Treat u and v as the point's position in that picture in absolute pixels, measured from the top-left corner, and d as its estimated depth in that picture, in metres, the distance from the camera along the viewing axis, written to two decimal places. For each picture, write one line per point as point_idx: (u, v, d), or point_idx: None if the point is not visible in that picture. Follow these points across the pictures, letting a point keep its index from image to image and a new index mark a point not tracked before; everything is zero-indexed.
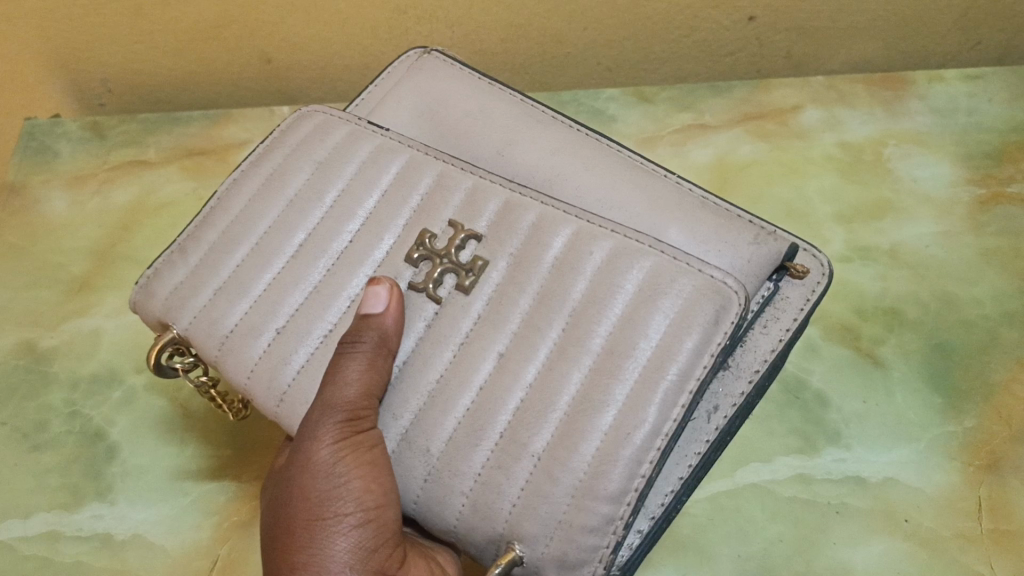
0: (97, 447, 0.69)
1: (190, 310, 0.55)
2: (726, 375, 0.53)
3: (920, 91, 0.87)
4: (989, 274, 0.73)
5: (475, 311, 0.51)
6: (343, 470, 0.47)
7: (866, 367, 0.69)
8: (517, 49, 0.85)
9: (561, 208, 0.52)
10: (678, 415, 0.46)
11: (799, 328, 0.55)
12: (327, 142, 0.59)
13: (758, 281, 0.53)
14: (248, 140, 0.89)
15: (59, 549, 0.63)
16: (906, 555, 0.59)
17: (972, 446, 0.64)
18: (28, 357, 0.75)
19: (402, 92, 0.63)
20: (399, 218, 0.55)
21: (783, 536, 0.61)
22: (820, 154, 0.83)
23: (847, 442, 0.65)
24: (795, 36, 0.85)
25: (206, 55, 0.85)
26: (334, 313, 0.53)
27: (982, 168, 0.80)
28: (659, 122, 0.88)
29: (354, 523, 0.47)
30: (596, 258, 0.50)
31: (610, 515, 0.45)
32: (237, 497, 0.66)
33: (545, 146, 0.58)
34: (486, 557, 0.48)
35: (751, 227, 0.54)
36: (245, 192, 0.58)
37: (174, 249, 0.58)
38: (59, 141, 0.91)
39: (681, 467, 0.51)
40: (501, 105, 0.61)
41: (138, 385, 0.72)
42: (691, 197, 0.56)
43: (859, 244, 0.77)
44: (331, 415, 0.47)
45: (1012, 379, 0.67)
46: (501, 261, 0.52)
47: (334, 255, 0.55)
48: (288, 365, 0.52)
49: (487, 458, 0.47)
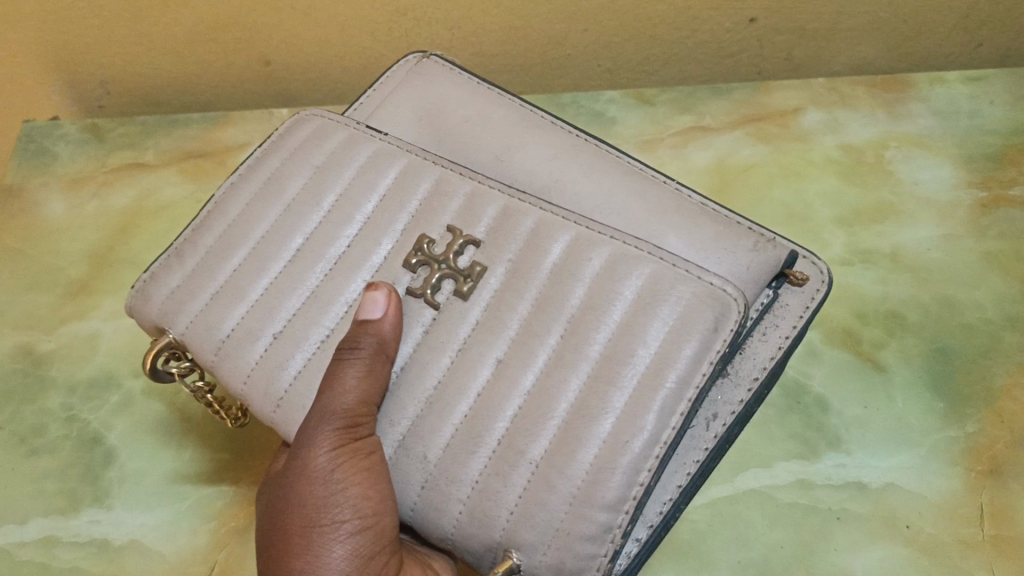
0: (95, 451, 0.69)
1: (187, 315, 0.54)
2: (725, 382, 0.53)
3: (922, 93, 0.87)
4: (991, 277, 0.73)
5: (472, 317, 0.51)
6: (340, 477, 0.47)
7: (866, 372, 0.68)
8: (517, 51, 0.85)
9: (559, 214, 0.52)
10: (677, 423, 0.45)
11: (799, 334, 0.54)
12: (326, 146, 0.58)
13: (757, 288, 0.53)
14: (247, 142, 0.89)
15: (56, 554, 0.63)
16: (906, 561, 0.59)
17: (974, 451, 0.63)
18: (26, 360, 0.74)
19: (401, 96, 0.63)
20: (397, 223, 0.55)
21: (783, 542, 0.60)
22: (821, 156, 0.83)
23: (848, 447, 0.65)
24: (796, 38, 0.85)
25: (205, 57, 0.85)
26: (332, 319, 0.53)
27: (984, 171, 0.80)
28: (660, 124, 0.87)
29: (351, 530, 0.46)
30: (594, 264, 0.49)
31: (608, 523, 0.45)
32: (235, 502, 0.65)
33: (543, 151, 0.58)
34: (484, 564, 0.47)
35: (751, 234, 0.54)
36: (244, 196, 0.58)
37: (171, 252, 0.58)
38: (58, 143, 0.91)
39: (679, 475, 0.51)
40: (500, 110, 0.61)
41: (137, 389, 0.72)
42: (689, 203, 0.56)
43: (860, 248, 0.76)
44: (330, 421, 0.47)
45: (1014, 384, 0.66)
46: (499, 267, 0.51)
47: (331, 260, 0.54)
48: (285, 370, 0.52)
49: (485, 465, 0.47)
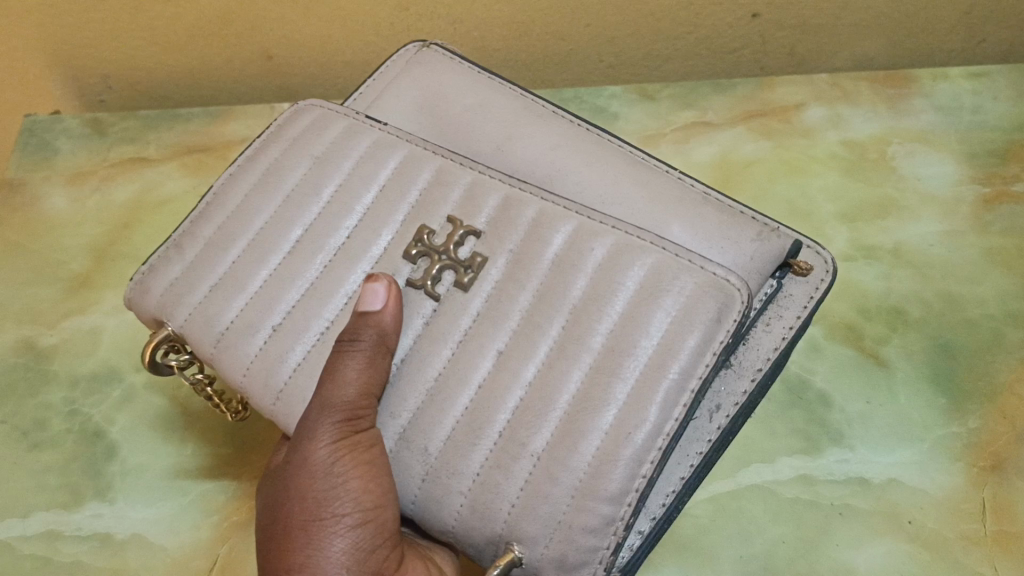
0: (96, 446, 0.69)
1: (186, 307, 0.54)
2: (727, 374, 0.53)
3: (924, 89, 0.86)
4: (994, 273, 0.73)
5: (474, 308, 0.50)
6: (341, 470, 0.46)
7: (869, 367, 0.68)
8: (519, 45, 0.85)
9: (561, 204, 0.52)
10: (680, 414, 0.45)
11: (802, 325, 0.54)
12: (325, 137, 0.58)
13: (761, 278, 0.53)
14: (248, 137, 0.88)
15: (58, 548, 0.63)
16: (908, 557, 0.59)
17: (976, 447, 0.63)
18: (27, 355, 0.74)
19: (401, 87, 0.63)
20: (398, 213, 0.55)
21: (785, 537, 0.60)
22: (823, 152, 0.83)
23: (850, 443, 0.65)
24: (798, 33, 0.85)
25: (206, 51, 0.85)
26: (332, 310, 0.53)
27: (986, 166, 0.80)
28: (662, 119, 0.87)
29: (352, 523, 0.46)
30: (596, 255, 0.49)
31: (611, 516, 0.44)
32: (237, 497, 0.65)
33: (545, 141, 0.58)
34: (485, 557, 0.47)
35: (754, 223, 0.54)
36: (243, 187, 0.58)
37: (170, 244, 0.57)
38: (58, 137, 0.91)
39: (682, 467, 0.51)
40: (501, 100, 0.61)
41: (138, 384, 0.72)
42: (692, 193, 0.56)
43: (863, 244, 0.76)
44: (330, 414, 0.47)
45: (1017, 380, 0.66)
46: (500, 258, 0.51)
47: (331, 251, 0.54)
48: (285, 362, 0.52)
49: (486, 458, 0.47)
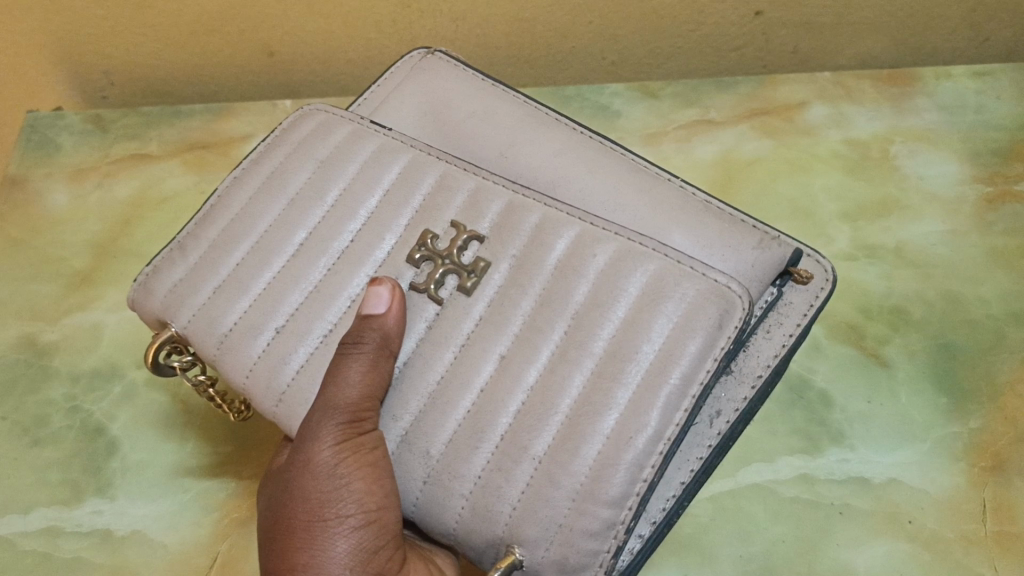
0: (97, 442, 0.69)
1: (189, 309, 0.54)
2: (728, 379, 0.53)
3: (928, 88, 0.86)
4: (996, 273, 0.73)
5: (476, 313, 0.50)
6: (344, 473, 0.46)
7: (871, 368, 0.68)
8: (521, 42, 0.84)
9: (562, 210, 0.52)
10: (681, 419, 0.45)
11: (803, 332, 0.54)
12: (329, 141, 0.58)
13: (762, 286, 0.52)
14: (249, 133, 0.88)
15: (59, 544, 0.63)
16: (908, 557, 0.59)
17: (977, 447, 0.63)
18: (28, 351, 0.74)
19: (405, 92, 0.63)
20: (400, 218, 0.54)
21: (784, 537, 0.60)
22: (826, 151, 0.82)
23: (851, 442, 0.64)
24: (801, 31, 0.84)
25: (207, 47, 0.85)
26: (334, 313, 0.53)
27: (990, 166, 0.79)
28: (664, 118, 0.87)
29: (355, 525, 0.46)
30: (598, 260, 0.49)
31: (611, 519, 0.44)
32: (237, 494, 0.66)
33: (547, 147, 0.58)
34: (486, 560, 0.47)
35: (755, 231, 0.54)
36: (246, 190, 0.58)
37: (174, 246, 0.57)
38: (60, 133, 0.90)
39: (682, 472, 0.51)
40: (504, 106, 0.61)
41: (139, 380, 0.72)
42: (694, 199, 0.56)
43: (865, 243, 0.76)
44: (333, 416, 0.47)
45: (1018, 380, 0.66)
46: (502, 263, 0.51)
47: (334, 255, 0.54)
48: (288, 364, 0.52)
49: (487, 461, 0.47)
